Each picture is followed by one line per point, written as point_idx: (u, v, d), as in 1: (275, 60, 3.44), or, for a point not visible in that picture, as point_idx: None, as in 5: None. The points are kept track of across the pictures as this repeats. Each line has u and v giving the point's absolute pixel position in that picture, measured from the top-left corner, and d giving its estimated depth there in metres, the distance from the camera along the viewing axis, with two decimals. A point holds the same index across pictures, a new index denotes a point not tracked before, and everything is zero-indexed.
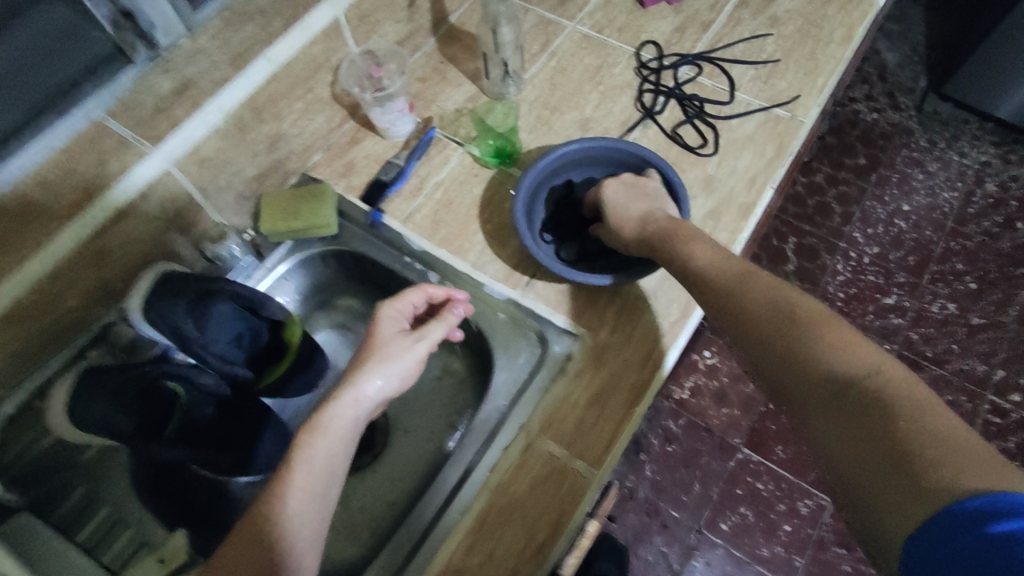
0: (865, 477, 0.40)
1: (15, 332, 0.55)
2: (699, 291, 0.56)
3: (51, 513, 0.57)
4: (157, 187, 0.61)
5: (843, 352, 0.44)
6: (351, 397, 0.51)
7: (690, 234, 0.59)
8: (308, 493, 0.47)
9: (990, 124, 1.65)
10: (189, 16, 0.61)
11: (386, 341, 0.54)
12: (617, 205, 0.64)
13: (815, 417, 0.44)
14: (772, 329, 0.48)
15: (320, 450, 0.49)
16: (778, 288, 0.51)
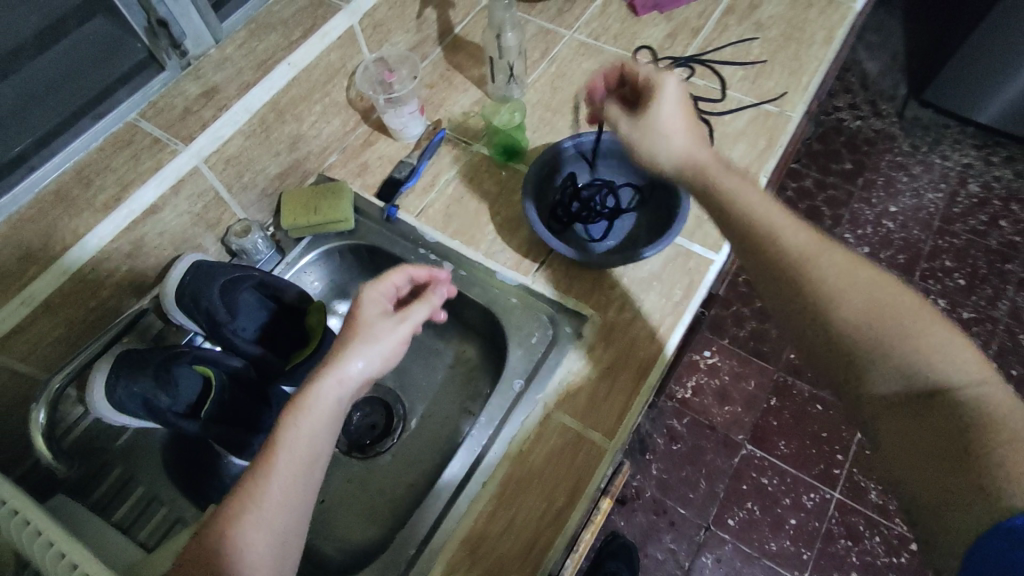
0: (933, 485, 0.42)
1: (60, 315, 0.58)
2: (753, 261, 0.51)
3: (88, 495, 0.61)
4: (187, 182, 0.64)
5: (927, 355, 0.44)
6: (337, 376, 0.50)
7: (734, 172, 0.54)
8: (291, 477, 0.47)
9: (970, 128, 1.71)
10: (216, 27, 0.67)
11: (371, 323, 0.54)
12: (667, 111, 0.58)
13: (885, 416, 0.46)
14: (850, 317, 0.46)
15: (300, 431, 0.48)
16: (860, 273, 0.47)
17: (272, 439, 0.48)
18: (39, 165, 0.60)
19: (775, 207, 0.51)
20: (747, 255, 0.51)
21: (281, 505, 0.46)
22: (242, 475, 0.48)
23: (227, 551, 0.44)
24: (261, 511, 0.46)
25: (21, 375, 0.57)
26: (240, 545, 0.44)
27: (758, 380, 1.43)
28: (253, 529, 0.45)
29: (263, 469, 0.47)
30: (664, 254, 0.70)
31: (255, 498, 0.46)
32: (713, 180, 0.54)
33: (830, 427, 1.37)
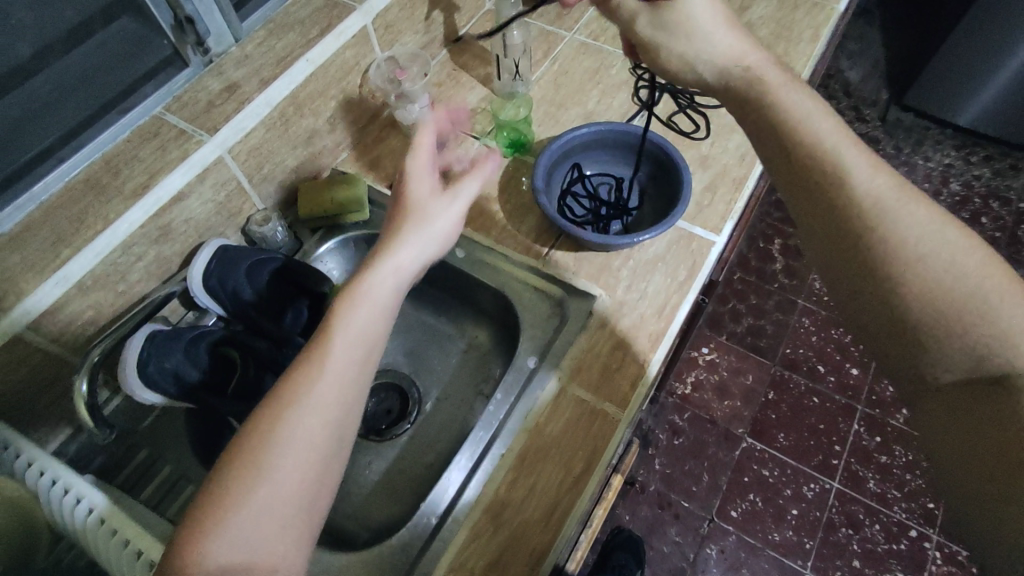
0: (986, 477, 0.43)
1: (90, 299, 0.60)
2: (811, 216, 0.47)
3: (118, 474, 0.63)
4: (212, 172, 0.66)
5: (1006, 333, 0.40)
6: (393, 266, 0.50)
7: (792, 82, 0.50)
8: (351, 356, 0.46)
9: (950, 130, 1.78)
10: (237, 27, 0.70)
11: (422, 203, 0.53)
12: (698, 1, 0.52)
13: (936, 399, 0.45)
14: (925, 294, 0.42)
15: (361, 310, 0.48)
16: (937, 228, 0.43)
17: (332, 318, 0.48)
18: (68, 157, 0.61)
19: (844, 135, 0.46)
20: (803, 199, 0.47)
21: (342, 385, 0.45)
22: (300, 353, 0.47)
23: (286, 424, 0.43)
24: (321, 388, 0.44)
25: (52, 355, 0.59)
26: (299, 420, 0.43)
27: (756, 374, 1.46)
28: (312, 405, 0.44)
29: (322, 347, 0.46)
30: (668, 237, 0.74)
31: (316, 374, 0.45)
32: (770, 97, 0.49)
33: (826, 418, 1.40)
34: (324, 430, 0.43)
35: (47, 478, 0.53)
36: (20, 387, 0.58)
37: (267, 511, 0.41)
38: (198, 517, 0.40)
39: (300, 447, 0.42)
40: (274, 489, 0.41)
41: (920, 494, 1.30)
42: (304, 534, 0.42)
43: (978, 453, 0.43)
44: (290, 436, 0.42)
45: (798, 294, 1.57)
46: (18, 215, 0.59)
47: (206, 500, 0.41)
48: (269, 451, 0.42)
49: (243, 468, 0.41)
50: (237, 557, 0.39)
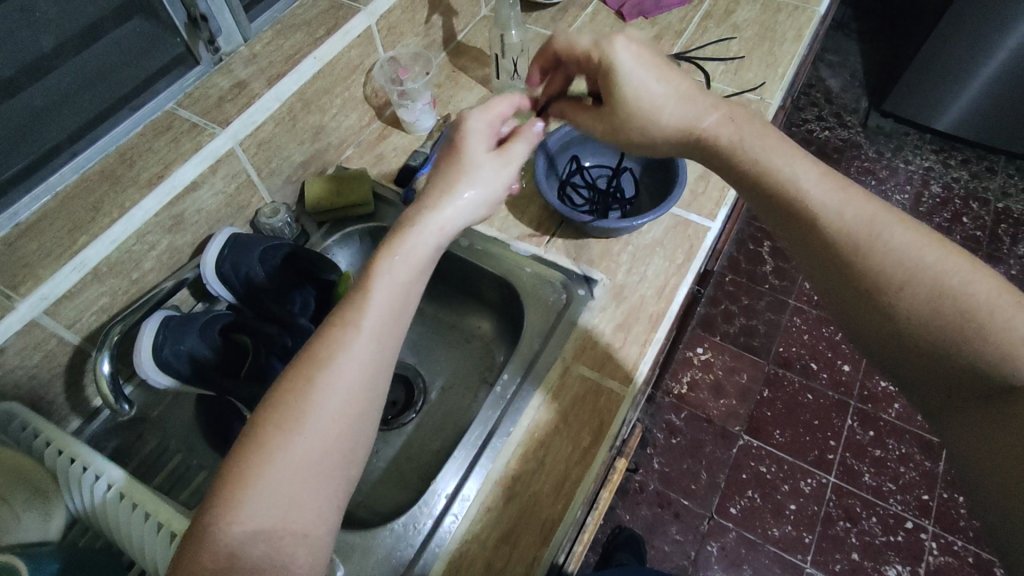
0: (997, 495, 0.42)
1: (105, 285, 0.61)
2: (797, 245, 0.51)
3: (130, 460, 0.64)
4: (223, 164, 0.68)
5: (1003, 349, 0.41)
6: (434, 226, 0.53)
7: (762, 134, 0.54)
8: (386, 311, 0.48)
9: (928, 135, 1.84)
10: (246, 27, 0.73)
11: (470, 165, 0.56)
12: (638, 85, 0.57)
13: (957, 408, 0.45)
14: (918, 307, 0.44)
15: (397, 265, 0.50)
16: (917, 246, 0.45)
17: (369, 272, 0.50)
18: (83, 149, 0.63)
19: (819, 172, 0.50)
20: (792, 230, 0.51)
21: (379, 338, 0.47)
22: (335, 308, 0.49)
23: (324, 376, 0.44)
24: (358, 341, 0.46)
25: (66, 342, 0.60)
26: (338, 372, 0.45)
27: (751, 373, 1.48)
28: (349, 357, 0.45)
29: (359, 302, 0.49)
30: (664, 223, 0.77)
31: (354, 327, 0.47)
32: (738, 155, 0.54)
33: (821, 414, 1.42)
34: (361, 383, 0.45)
35: (65, 457, 0.55)
36: (34, 373, 0.59)
37: (303, 462, 0.42)
38: (233, 474, 0.41)
39: (338, 398, 0.44)
40: (311, 439, 0.43)
41: (915, 487, 1.32)
42: (333, 497, 0.43)
43: (985, 467, 0.43)
44: (328, 386, 0.44)
45: (788, 295, 1.60)
46: (33, 205, 0.60)
47: (248, 441, 0.42)
48: (306, 403, 0.43)
49: (282, 415, 0.43)
50: (268, 514, 0.40)
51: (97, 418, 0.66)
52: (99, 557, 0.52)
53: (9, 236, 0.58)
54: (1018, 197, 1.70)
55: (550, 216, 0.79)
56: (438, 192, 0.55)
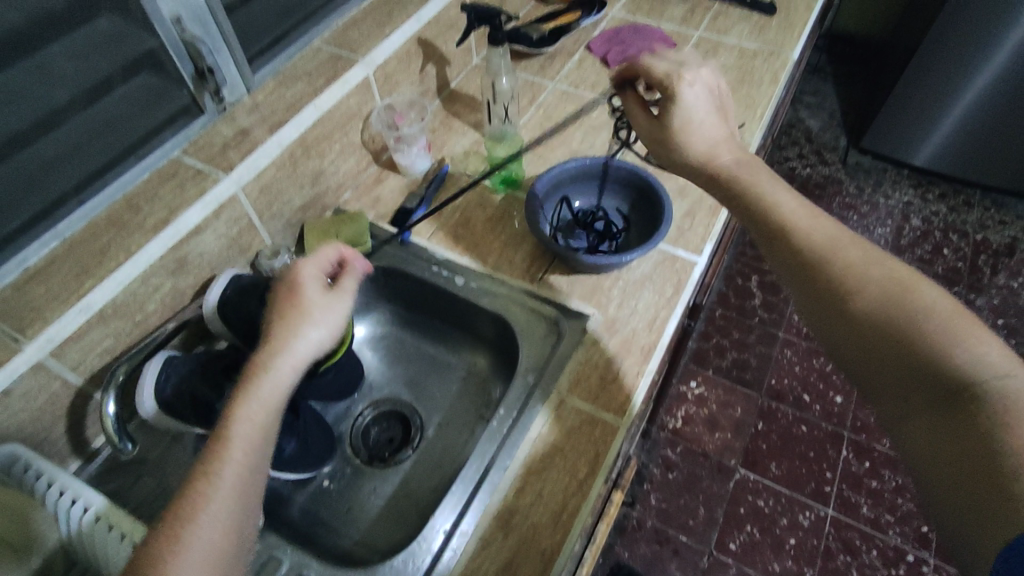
0: (954, 503, 0.40)
1: (109, 327, 0.63)
2: (777, 261, 0.55)
3: (128, 501, 0.64)
4: (226, 208, 0.71)
5: (953, 347, 0.44)
6: (289, 364, 0.52)
7: (748, 164, 0.59)
8: (244, 458, 0.47)
9: (906, 171, 1.91)
10: (249, 79, 0.76)
11: (313, 302, 0.56)
12: (689, 114, 0.61)
13: (908, 412, 0.45)
14: (875, 315, 0.47)
15: (247, 413, 0.49)
16: (872, 261, 0.50)
17: (223, 423, 0.48)
18: (90, 197, 0.65)
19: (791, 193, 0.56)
20: (769, 243, 0.55)
21: (230, 495, 0.45)
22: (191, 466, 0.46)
23: (184, 536, 0.43)
24: (213, 501, 0.45)
25: (70, 383, 0.61)
26: (197, 536, 0.43)
27: (744, 406, 1.49)
28: (207, 520, 0.44)
29: (216, 454, 0.47)
30: (653, 258, 0.79)
31: (209, 488, 0.45)
32: (731, 177, 0.58)
33: (816, 446, 1.42)
34: (221, 542, 0.44)
35: (69, 498, 0.55)
36: (36, 415, 0.60)
37: None
38: None
39: (197, 564, 0.42)
40: None
41: (912, 518, 1.31)
42: None
43: (941, 473, 0.42)
44: (185, 554, 0.42)
45: (778, 327, 1.63)
46: (42, 250, 0.62)
47: None
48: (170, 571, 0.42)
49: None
50: None
51: (94, 459, 0.67)
52: None
53: (16, 281, 0.60)
54: (995, 229, 1.75)
55: (543, 253, 0.81)
56: (285, 330, 0.53)
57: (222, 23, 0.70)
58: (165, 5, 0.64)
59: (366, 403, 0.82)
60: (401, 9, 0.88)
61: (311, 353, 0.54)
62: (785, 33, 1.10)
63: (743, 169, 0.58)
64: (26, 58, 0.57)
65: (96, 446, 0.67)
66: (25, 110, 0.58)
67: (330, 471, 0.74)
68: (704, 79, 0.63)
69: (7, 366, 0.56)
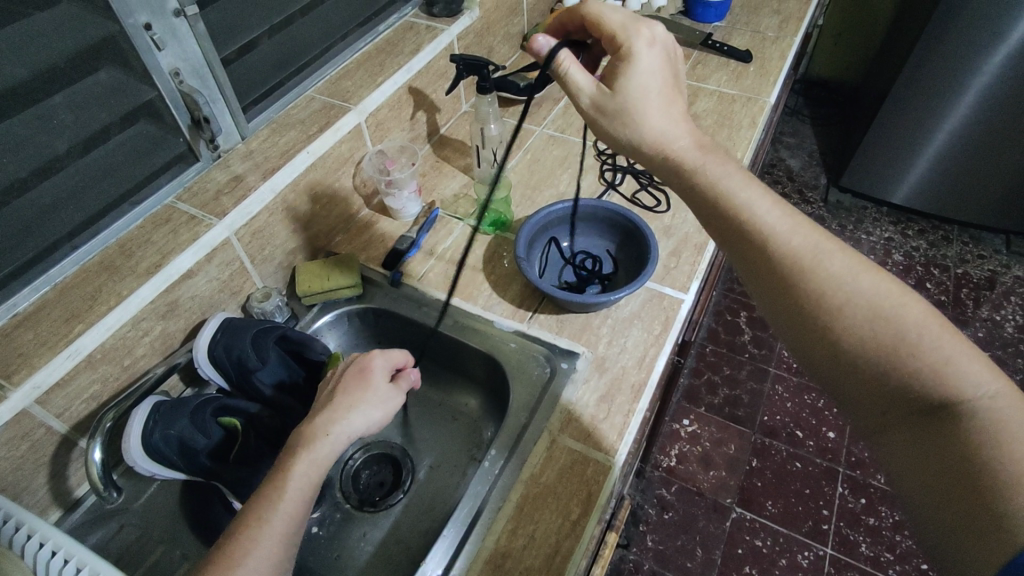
0: (946, 517, 0.42)
1: (96, 372, 0.62)
2: (749, 272, 0.52)
3: (111, 553, 0.63)
4: (219, 252, 0.72)
5: (935, 366, 0.43)
6: (346, 431, 0.55)
7: (711, 157, 0.54)
8: (293, 510, 0.49)
9: (885, 208, 1.97)
10: (244, 127, 0.79)
11: (373, 383, 0.60)
12: (643, 79, 0.57)
13: (893, 429, 0.46)
14: (859, 332, 0.46)
15: (303, 468, 0.52)
16: (854, 269, 0.47)
17: (280, 475, 0.51)
18: (83, 243, 0.66)
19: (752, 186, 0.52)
20: (740, 246, 0.51)
21: (276, 544, 0.47)
22: (239, 513, 0.49)
23: None
24: (261, 546, 0.47)
25: (54, 431, 0.60)
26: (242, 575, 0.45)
27: (738, 443, 1.48)
28: (253, 561, 0.46)
29: (263, 507, 0.49)
30: (641, 296, 0.81)
31: (255, 533, 0.47)
32: (700, 174, 0.53)
33: (811, 483, 1.41)
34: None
35: (59, 557, 0.53)
36: (19, 464, 0.59)
37: None
38: None
39: None
40: None
41: (913, 556, 1.29)
42: None
43: (930, 486, 0.43)
44: None
45: (768, 363, 1.63)
46: (32, 296, 0.62)
47: None
48: None
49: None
50: None
51: (76, 509, 0.65)
52: None
53: (6, 326, 0.60)
54: (975, 263, 1.79)
55: (532, 293, 0.82)
56: (347, 402, 0.58)
57: (219, 76, 0.72)
58: (164, 59, 0.67)
59: (355, 445, 0.80)
60: (392, 60, 0.92)
61: (364, 426, 0.57)
62: (762, 80, 1.15)
63: (707, 162, 0.54)
64: (28, 109, 0.57)
65: (79, 494, 0.66)
66: (24, 158, 0.58)
67: (319, 517, 0.73)
68: (658, 49, 0.58)
69: None
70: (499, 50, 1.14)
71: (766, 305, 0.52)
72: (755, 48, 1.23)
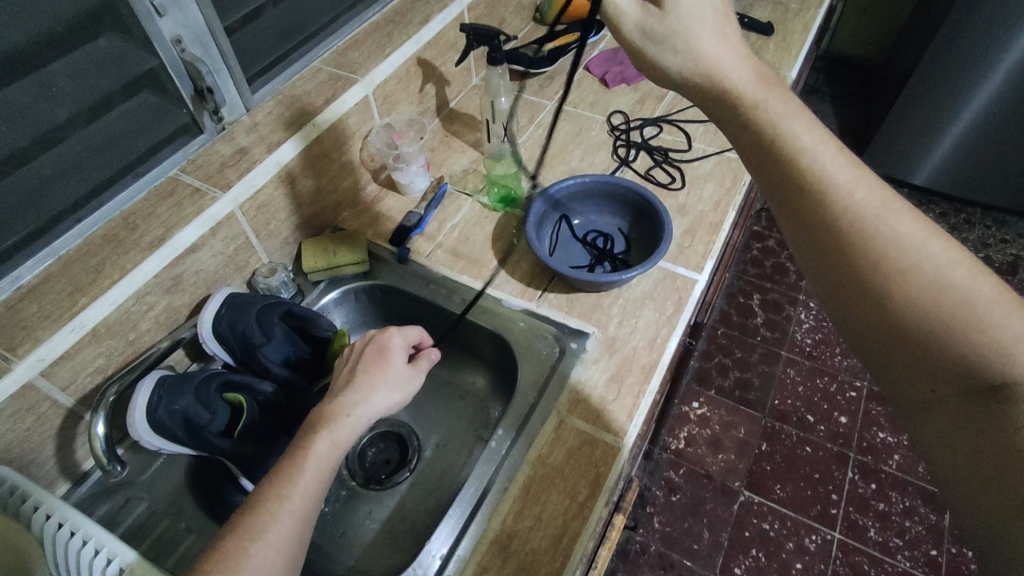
0: (1004, 518, 0.37)
1: (101, 347, 0.62)
2: (795, 227, 0.44)
3: (118, 525, 0.63)
4: (223, 226, 0.70)
5: (1001, 345, 0.37)
6: (367, 414, 0.54)
7: (765, 90, 0.46)
8: (311, 489, 0.48)
9: (906, 189, 1.91)
10: (249, 98, 0.77)
11: (393, 367, 0.58)
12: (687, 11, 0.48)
13: (940, 417, 0.41)
14: (914, 305, 0.39)
15: (323, 448, 0.50)
16: (920, 232, 0.40)
17: (298, 453, 0.50)
18: (87, 216, 0.65)
19: (808, 123, 0.44)
20: (785, 199, 0.44)
21: (294, 522, 0.46)
22: (258, 488, 0.48)
23: (246, 556, 0.43)
24: (278, 525, 0.45)
25: (60, 404, 0.60)
26: (258, 550, 0.44)
27: (748, 427, 1.47)
28: (271, 538, 0.45)
29: (282, 481, 0.48)
30: (653, 276, 0.79)
31: (278, 508, 0.46)
32: (748, 109, 0.46)
33: (821, 467, 1.39)
34: (279, 564, 0.44)
35: (65, 529, 0.53)
36: (24, 437, 0.59)
37: None
38: None
39: None
40: None
41: (923, 541, 1.28)
42: None
43: (985, 481, 0.38)
44: (245, 566, 0.43)
45: (780, 346, 1.61)
46: (36, 269, 0.61)
47: None
48: None
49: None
50: None
51: (84, 481, 0.65)
52: None
53: (11, 299, 0.59)
54: (998, 247, 1.74)
55: (542, 272, 0.80)
56: (367, 383, 0.56)
57: (223, 45, 0.70)
58: (165, 26, 0.64)
59: None
60: (400, 30, 0.89)
61: (383, 410, 0.56)
62: (783, 54, 1.11)
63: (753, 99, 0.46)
64: (26, 77, 0.57)
65: (86, 468, 0.66)
66: (24, 128, 0.58)
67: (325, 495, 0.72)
68: None
69: None
70: (510, 22, 1.10)
71: (805, 269, 0.45)
72: (777, 21, 1.19)
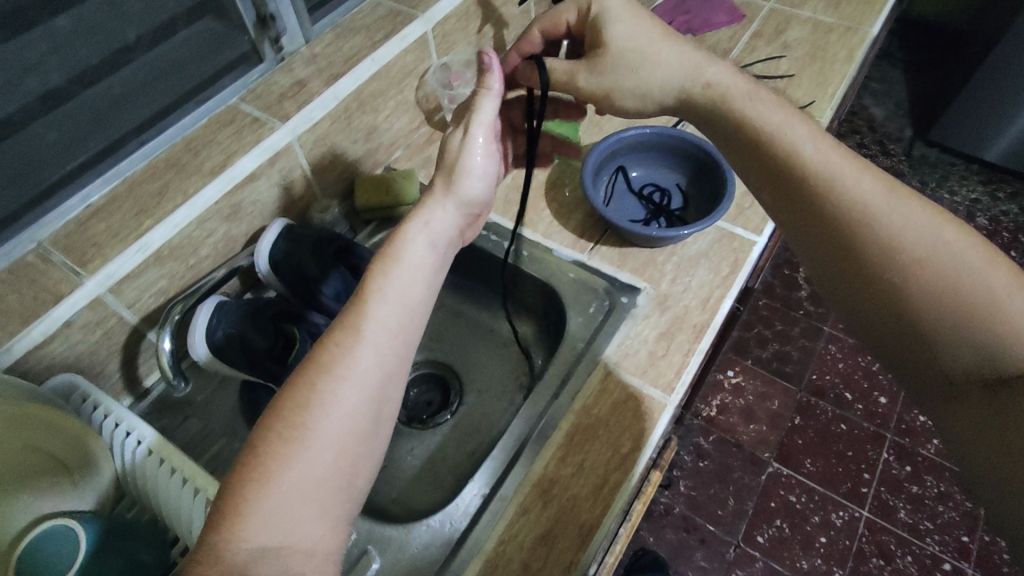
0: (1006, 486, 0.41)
1: (163, 269, 0.63)
2: (805, 222, 0.49)
3: (178, 439, 0.67)
4: (281, 157, 0.70)
5: (1009, 326, 0.42)
6: (423, 223, 0.50)
7: (751, 89, 0.53)
8: (387, 317, 0.45)
9: (976, 166, 1.80)
10: (308, 30, 0.75)
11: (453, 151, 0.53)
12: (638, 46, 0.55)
13: (955, 395, 0.45)
14: (933, 287, 0.43)
15: (397, 276, 0.47)
16: (933, 223, 0.44)
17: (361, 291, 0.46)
18: (151, 138, 0.64)
19: (808, 128, 0.50)
20: (794, 199, 0.49)
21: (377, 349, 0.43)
22: (331, 322, 0.45)
23: (323, 390, 0.41)
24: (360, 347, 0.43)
25: (125, 321, 0.62)
26: (341, 384, 0.41)
27: (783, 399, 1.44)
28: (349, 371, 0.42)
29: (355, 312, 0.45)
30: (709, 236, 0.76)
31: (357, 334, 0.43)
32: (734, 106, 0.53)
33: (855, 446, 1.37)
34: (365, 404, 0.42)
35: (131, 437, 0.57)
36: (93, 349, 0.61)
37: (298, 489, 0.39)
38: (234, 494, 0.38)
39: (340, 417, 0.41)
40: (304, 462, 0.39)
41: (954, 527, 1.26)
42: (338, 511, 0.40)
43: (986, 454, 0.42)
44: (329, 399, 0.41)
45: (823, 321, 1.57)
46: (103, 188, 0.61)
47: (241, 470, 0.39)
48: (300, 431, 0.40)
49: (275, 446, 0.39)
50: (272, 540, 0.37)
51: (145, 397, 0.68)
52: (142, 527, 0.53)
53: (79, 217, 0.60)
54: None
55: (595, 224, 0.79)
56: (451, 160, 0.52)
57: None
58: None
59: None
60: None
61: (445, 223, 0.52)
62: (864, 8, 1.03)
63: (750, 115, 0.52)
64: None
65: (148, 384, 0.69)
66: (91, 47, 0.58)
67: None
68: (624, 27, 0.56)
69: (67, 300, 0.56)
70: None
71: (811, 261, 0.50)
72: None
